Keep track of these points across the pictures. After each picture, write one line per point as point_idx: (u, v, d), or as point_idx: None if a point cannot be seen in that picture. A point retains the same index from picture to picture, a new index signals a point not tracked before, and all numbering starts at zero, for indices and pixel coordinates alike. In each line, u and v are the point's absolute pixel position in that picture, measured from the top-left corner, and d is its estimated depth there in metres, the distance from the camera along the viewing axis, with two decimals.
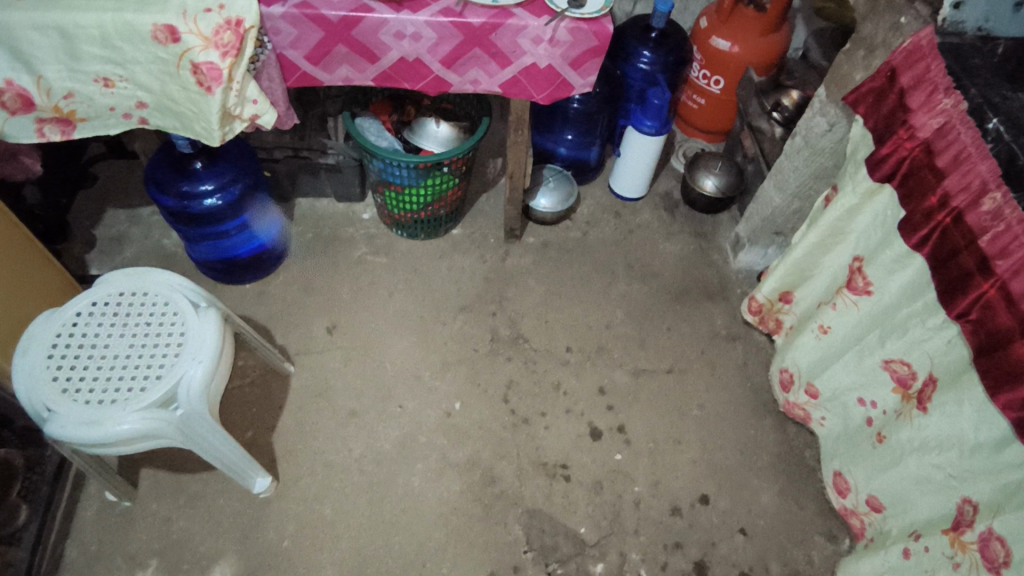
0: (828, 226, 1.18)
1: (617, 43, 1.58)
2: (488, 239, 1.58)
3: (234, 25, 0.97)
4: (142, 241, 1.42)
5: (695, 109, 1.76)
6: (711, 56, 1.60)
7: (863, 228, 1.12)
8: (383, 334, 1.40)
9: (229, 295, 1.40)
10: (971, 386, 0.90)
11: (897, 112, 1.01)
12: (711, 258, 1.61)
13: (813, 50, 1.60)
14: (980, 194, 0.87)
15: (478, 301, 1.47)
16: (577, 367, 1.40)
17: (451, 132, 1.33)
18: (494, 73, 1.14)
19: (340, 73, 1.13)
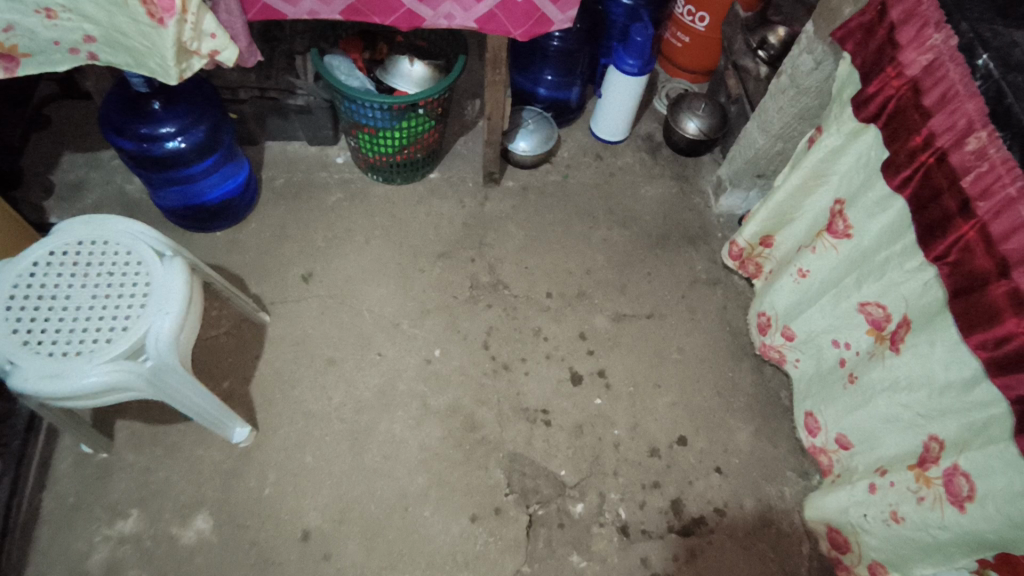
0: (811, 168, 1.16)
1: None
2: (466, 183, 1.54)
3: None
4: (104, 187, 1.36)
5: (679, 48, 1.71)
6: None
7: (846, 169, 1.10)
8: (361, 281, 1.37)
9: (199, 242, 1.36)
10: (944, 327, 0.91)
11: (886, 48, 0.98)
12: (692, 202, 1.59)
13: None
14: (965, 134, 0.85)
15: (457, 247, 1.45)
16: (558, 312, 1.40)
17: (426, 72, 1.27)
18: (469, 7, 1.08)
19: (304, 6, 1.06)
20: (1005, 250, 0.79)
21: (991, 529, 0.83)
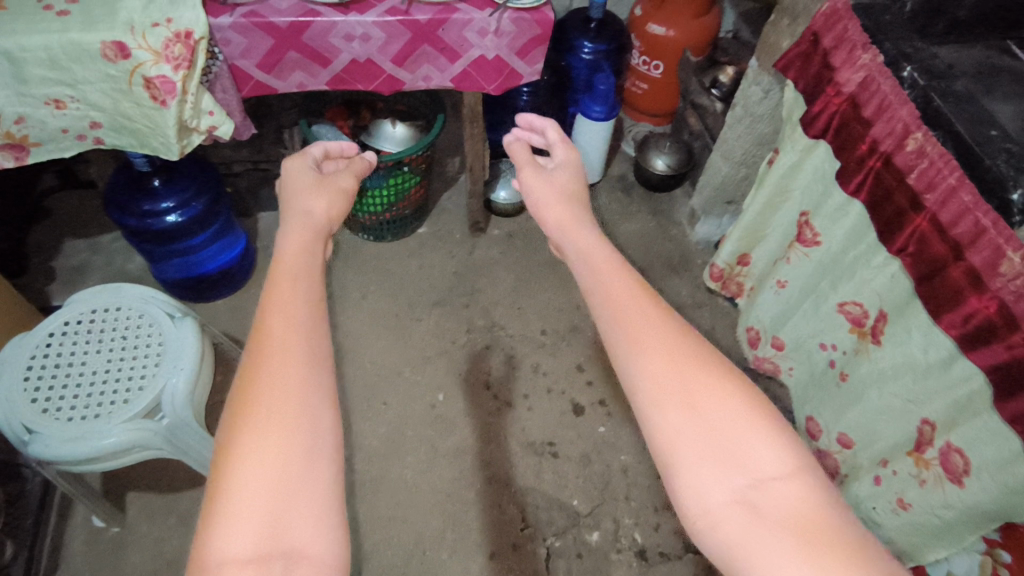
0: (773, 186, 1.25)
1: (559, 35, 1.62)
2: (453, 235, 1.61)
3: (184, 37, 0.99)
4: (106, 268, 1.41)
5: (639, 94, 1.83)
6: (649, 41, 1.70)
7: (805, 183, 1.19)
8: (362, 335, 1.42)
9: (200, 312, 1.40)
10: (916, 313, 0.97)
11: (825, 72, 1.08)
12: (671, 234, 1.69)
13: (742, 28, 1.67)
14: (904, 137, 0.94)
15: (451, 295, 1.50)
16: (554, 347, 1.45)
17: (408, 132, 1.37)
18: (444, 67, 1.18)
19: (293, 79, 1.15)
20: (956, 234, 0.86)
21: (989, 500, 0.86)
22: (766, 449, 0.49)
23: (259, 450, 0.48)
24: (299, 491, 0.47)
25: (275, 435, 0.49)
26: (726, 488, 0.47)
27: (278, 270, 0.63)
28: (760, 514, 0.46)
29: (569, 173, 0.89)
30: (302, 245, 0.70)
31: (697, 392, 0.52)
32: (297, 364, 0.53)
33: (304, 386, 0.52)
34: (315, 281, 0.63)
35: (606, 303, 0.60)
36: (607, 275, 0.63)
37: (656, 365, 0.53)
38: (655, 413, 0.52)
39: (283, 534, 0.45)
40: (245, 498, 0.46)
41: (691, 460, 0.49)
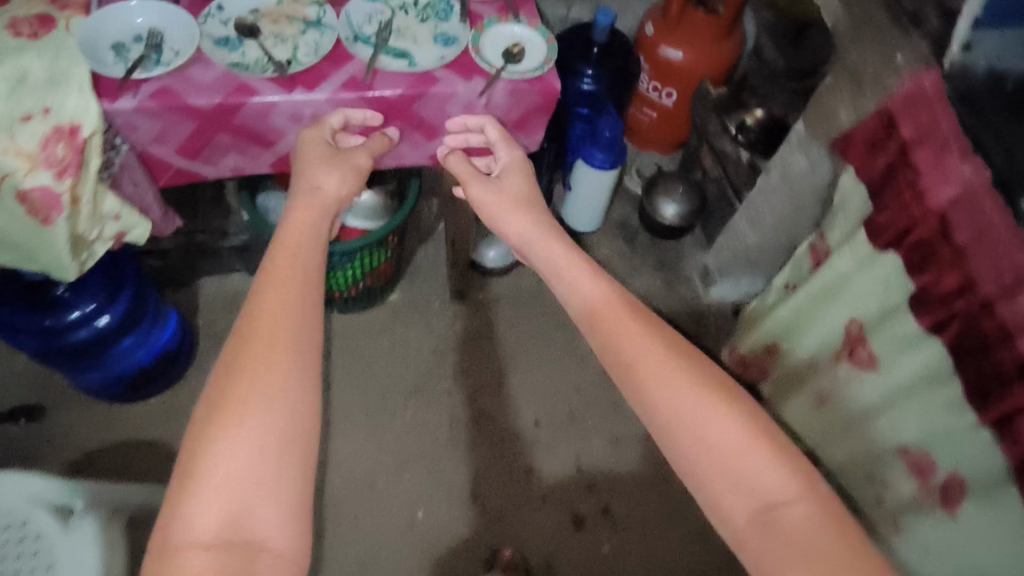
0: (828, 282, 1.02)
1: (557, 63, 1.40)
2: (431, 302, 1.40)
3: (69, 134, 0.74)
4: (12, 362, 1.24)
5: (647, 123, 1.59)
6: (662, 66, 1.44)
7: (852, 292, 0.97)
8: (337, 431, 1.26)
9: (134, 415, 1.21)
10: (1013, 502, 0.77)
11: (900, 166, 0.84)
12: (679, 293, 1.49)
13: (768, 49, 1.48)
14: (1016, 289, 0.72)
15: (429, 378, 1.33)
16: (551, 443, 1.28)
17: (378, 200, 1.15)
18: (420, 145, 0.94)
19: (226, 164, 0.90)
20: None
21: None
22: (770, 477, 0.57)
23: (232, 445, 0.56)
24: (269, 479, 0.56)
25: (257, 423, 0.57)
26: (742, 511, 0.56)
27: (278, 252, 0.68)
28: (775, 535, 0.55)
29: (512, 183, 0.87)
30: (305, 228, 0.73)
31: (710, 416, 0.59)
32: (275, 359, 0.59)
33: (270, 384, 0.59)
34: (310, 274, 0.67)
35: (607, 338, 0.67)
36: (609, 313, 0.68)
37: (647, 360, 0.63)
38: (689, 462, 0.59)
39: (252, 515, 0.54)
40: (224, 487, 0.54)
41: (715, 489, 0.58)
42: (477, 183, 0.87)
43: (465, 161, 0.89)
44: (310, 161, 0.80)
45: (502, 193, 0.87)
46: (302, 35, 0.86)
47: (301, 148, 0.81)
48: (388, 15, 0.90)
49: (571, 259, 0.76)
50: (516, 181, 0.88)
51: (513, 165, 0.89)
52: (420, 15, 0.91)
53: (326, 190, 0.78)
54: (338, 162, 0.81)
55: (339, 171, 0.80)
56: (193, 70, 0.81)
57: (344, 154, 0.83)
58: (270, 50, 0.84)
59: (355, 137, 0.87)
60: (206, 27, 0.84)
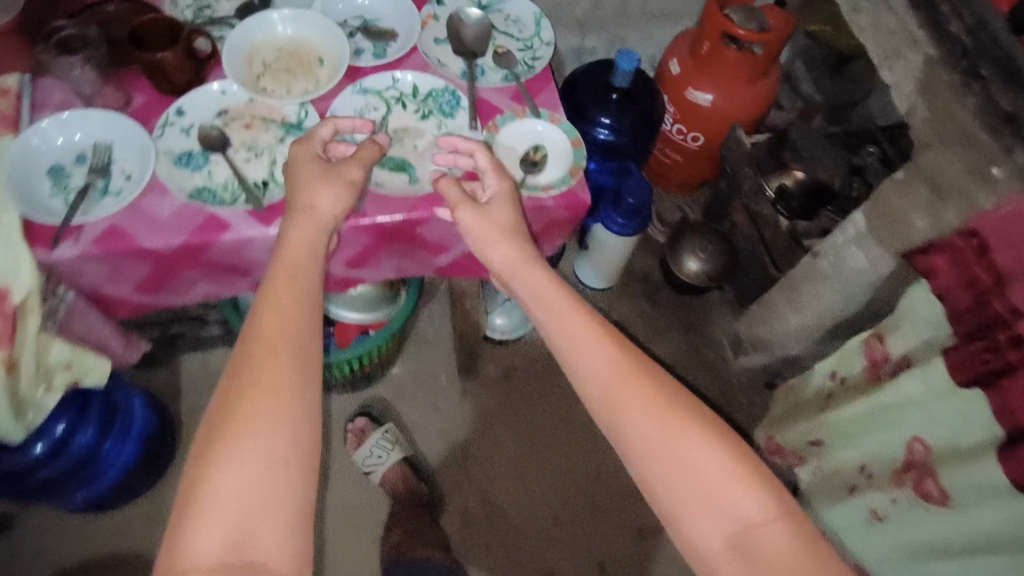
0: (887, 400, 0.92)
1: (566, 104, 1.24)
2: (437, 378, 1.28)
3: None
4: None
5: (668, 164, 1.44)
6: (688, 110, 1.29)
7: (917, 415, 0.87)
8: (335, 534, 1.15)
9: (110, 521, 1.09)
10: None
11: (994, 297, 0.71)
12: (708, 360, 1.38)
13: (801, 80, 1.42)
14: None
15: (439, 466, 1.22)
16: (571, 539, 1.18)
17: (372, 291, 0.99)
18: (425, 262, 0.80)
19: (195, 292, 0.76)
20: None
21: None
22: (746, 495, 0.50)
23: (241, 458, 0.48)
24: (269, 500, 0.47)
25: (252, 447, 0.48)
26: (719, 536, 0.50)
27: (278, 271, 0.59)
28: (754, 560, 0.48)
29: (508, 209, 0.68)
30: (307, 240, 0.62)
31: (681, 443, 0.53)
32: (282, 371, 0.52)
33: (285, 393, 0.51)
34: (311, 285, 0.59)
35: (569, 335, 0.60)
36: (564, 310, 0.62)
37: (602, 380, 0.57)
38: (662, 483, 0.52)
39: (248, 536, 0.46)
40: (222, 505, 0.46)
41: (661, 489, 0.52)
42: (462, 206, 0.68)
43: (455, 184, 0.69)
44: (303, 184, 0.65)
45: (490, 217, 0.68)
46: (280, 144, 0.72)
47: (296, 173, 0.66)
48: (381, 113, 0.76)
49: (500, 243, 0.67)
50: (503, 207, 0.68)
51: (504, 191, 0.69)
52: (419, 110, 0.77)
53: (320, 207, 0.64)
54: (329, 178, 0.65)
55: (329, 190, 0.64)
56: (148, 202, 0.67)
57: (335, 168, 0.67)
58: (241, 167, 0.70)
59: (347, 146, 0.71)
60: (162, 141, 0.70)
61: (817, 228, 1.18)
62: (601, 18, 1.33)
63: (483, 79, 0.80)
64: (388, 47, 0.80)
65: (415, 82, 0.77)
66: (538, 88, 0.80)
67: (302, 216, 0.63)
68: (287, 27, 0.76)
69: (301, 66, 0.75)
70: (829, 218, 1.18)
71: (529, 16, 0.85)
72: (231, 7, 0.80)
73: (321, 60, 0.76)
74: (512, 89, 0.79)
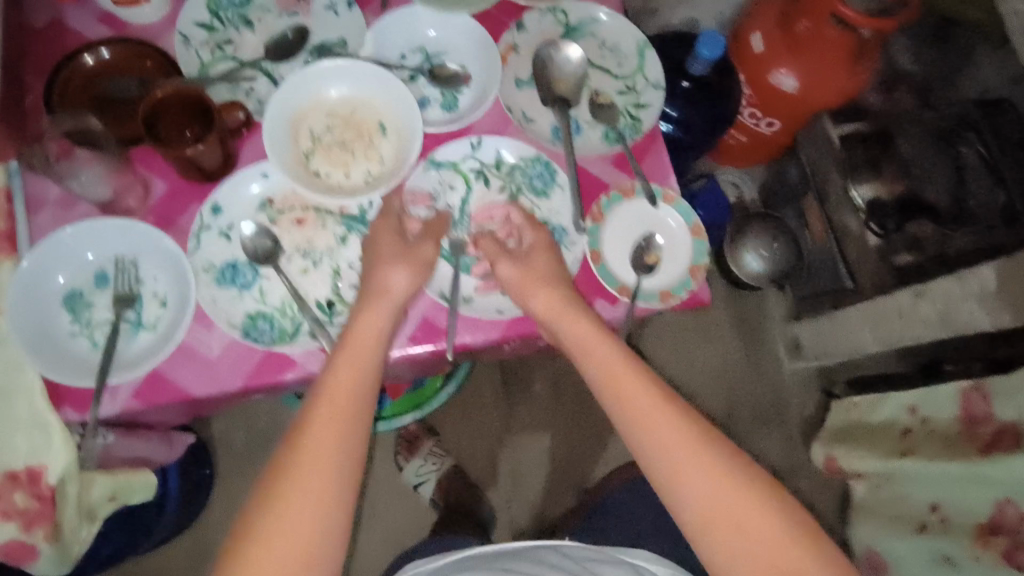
0: (989, 465, 0.87)
1: None
2: (482, 389, 1.21)
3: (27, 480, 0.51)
4: None
5: (732, 145, 1.28)
6: (768, 94, 1.10)
7: (1023, 487, 0.83)
8: (382, 559, 1.11)
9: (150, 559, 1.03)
10: None
11: None
12: (761, 360, 1.33)
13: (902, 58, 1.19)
14: None
15: (486, 482, 1.16)
16: None
17: None
18: (506, 354, 0.69)
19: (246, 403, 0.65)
20: None
21: None
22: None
23: (279, 548, 0.45)
24: None
25: (288, 536, 0.45)
26: None
27: (340, 352, 0.51)
28: None
29: (549, 259, 0.58)
30: (375, 320, 0.53)
31: (739, 517, 0.49)
32: (326, 461, 0.47)
33: (332, 500, 0.47)
34: (372, 362, 0.52)
35: (620, 389, 0.54)
36: (613, 360, 0.54)
37: (656, 441, 0.52)
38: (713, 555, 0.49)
39: None
40: None
41: None
42: (503, 262, 0.57)
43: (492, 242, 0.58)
44: (380, 256, 0.55)
45: (529, 264, 0.57)
46: (342, 247, 0.58)
47: (370, 241, 0.56)
48: (460, 194, 0.61)
49: (573, 321, 0.55)
50: (544, 258, 0.57)
51: (543, 242, 0.58)
52: (504, 187, 0.62)
53: (394, 288, 0.54)
54: (404, 252, 0.55)
55: (402, 265, 0.54)
56: (193, 334, 0.55)
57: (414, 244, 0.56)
58: (299, 280, 0.57)
59: (425, 210, 0.60)
60: (199, 253, 0.56)
61: (903, 237, 1.05)
62: None
63: (578, 139, 0.65)
64: (459, 95, 0.64)
65: (498, 150, 0.62)
66: (644, 149, 0.65)
67: (376, 298, 0.53)
68: (335, 83, 0.59)
69: (359, 138, 0.59)
70: (971, 234, 1.01)
71: (631, 42, 0.68)
72: (259, 44, 0.62)
73: (384, 127, 0.60)
74: (615, 153, 0.64)
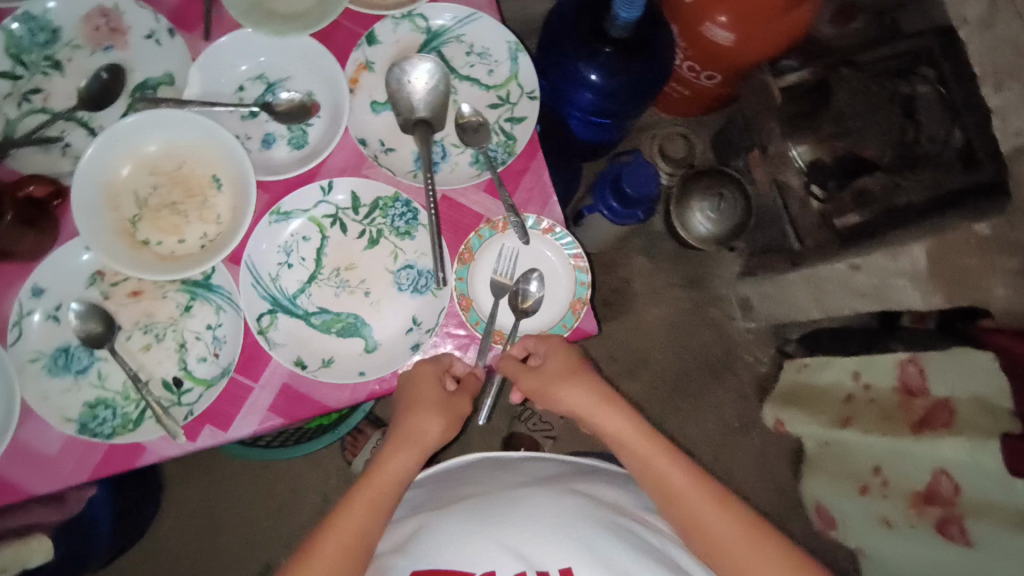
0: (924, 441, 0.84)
1: (545, 57, 0.94)
2: None
3: None
4: None
5: (675, 97, 1.20)
6: (703, 48, 1.00)
7: (959, 464, 0.79)
8: None
9: None
10: None
11: None
12: (712, 318, 1.29)
13: None
14: None
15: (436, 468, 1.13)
16: None
17: None
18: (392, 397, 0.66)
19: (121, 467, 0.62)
20: None
21: None
22: None
23: None
24: None
25: None
26: None
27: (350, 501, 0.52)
28: None
29: (566, 359, 0.56)
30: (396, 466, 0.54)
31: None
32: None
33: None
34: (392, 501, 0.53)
35: (623, 441, 0.56)
36: (609, 412, 0.57)
37: (670, 486, 0.54)
38: None
39: None
40: None
41: None
42: (526, 381, 0.56)
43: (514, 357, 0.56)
44: (419, 412, 0.54)
45: (552, 374, 0.56)
46: (186, 316, 0.54)
47: (407, 391, 0.53)
48: (315, 244, 0.56)
49: (580, 390, 0.57)
50: (562, 359, 0.56)
51: (558, 348, 0.56)
52: (364, 231, 0.57)
53: (420, 433, 0.55)
54: (433, 403, 0.53)
55: (430, 417, 0.54)
56: (28, 429, 0.51)
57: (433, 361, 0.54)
58: (140, 359, 0.53)
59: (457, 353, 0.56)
60: (21, 343, 0.51)
61: (851, 192, 0.94)
62: None
63: (444, 167, 0.58)
64: (308, 129, 0.57)
65: (352, 192, 0.56)
66: (520, 171, 0.59)
67: (403, 446, 0.55)
68: (156, 135, 0.53)
69: (191, 197, 0.54)
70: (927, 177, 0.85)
71: (502, 45, 0.60)
72: (72, 89, 0.56)
73: (218, 181, 0.54)
74: (485, 180, 0.58)
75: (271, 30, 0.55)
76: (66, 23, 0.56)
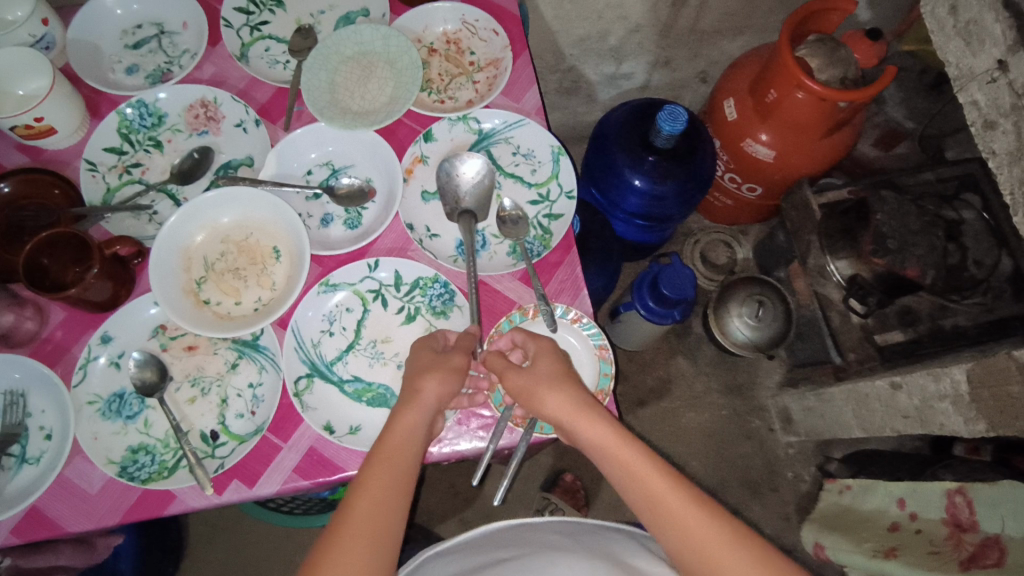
0: None
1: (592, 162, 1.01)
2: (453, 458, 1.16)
3: None
4: None
5: (719, 206, 1.24)
6: (744, 162, 1.04)
7: None
8: None
9: None
10: None
11: None
12: (752, 429, 1.25)
13: (891, 104, 1.12)
14: None
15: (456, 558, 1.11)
16: None
17: None
18: None
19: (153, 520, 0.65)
20: None
21: None
22: None
23: None
24: None
25: None
26: None
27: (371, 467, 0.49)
28: None
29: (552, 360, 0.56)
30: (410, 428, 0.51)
31: None
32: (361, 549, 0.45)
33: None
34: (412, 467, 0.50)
35: (659, 507, 0.49)
36: (633, 461, 0.52)
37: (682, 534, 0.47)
38: None
39: None
40: None
41: None
42: (513, 380, 0.54)
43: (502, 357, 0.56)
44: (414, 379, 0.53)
45: (538, 376, 0.54)
46: (232, 373, 0.58)
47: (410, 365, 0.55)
48: (357, 316, 0.60)
49: (595, 428, 0.52)
50: (550, 367, 0.55)
51: (549, 354, 0.56)
52: (402, 307, 0.61)
53: (424, 397, 0.52)
54: (434, 363, 0.54)
55: (435, 376, 0.53)
56: (75, 468, 0.54)
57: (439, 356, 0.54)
58: (185, 410, 0.57)
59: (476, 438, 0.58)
60: (83, 386, 0.56)
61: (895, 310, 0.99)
62: (640, 42, 1.07)
63: (483, 255, 0.63)
64: (363, 211, 0.64)
65: (396, 270, 0.60)
66: (555, 264, 0.62)
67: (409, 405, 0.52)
68: (229, 208, 0.60)
69: (252, 264, 0.60)
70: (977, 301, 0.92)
71: (546, 149, 0.65)
72: (167, 165, 0.64)
73: (277, 252, 0.60)
74: (521, 270, 0.61)
75: (342, 124, 0.63)
76: (171, 111, 0.64)
